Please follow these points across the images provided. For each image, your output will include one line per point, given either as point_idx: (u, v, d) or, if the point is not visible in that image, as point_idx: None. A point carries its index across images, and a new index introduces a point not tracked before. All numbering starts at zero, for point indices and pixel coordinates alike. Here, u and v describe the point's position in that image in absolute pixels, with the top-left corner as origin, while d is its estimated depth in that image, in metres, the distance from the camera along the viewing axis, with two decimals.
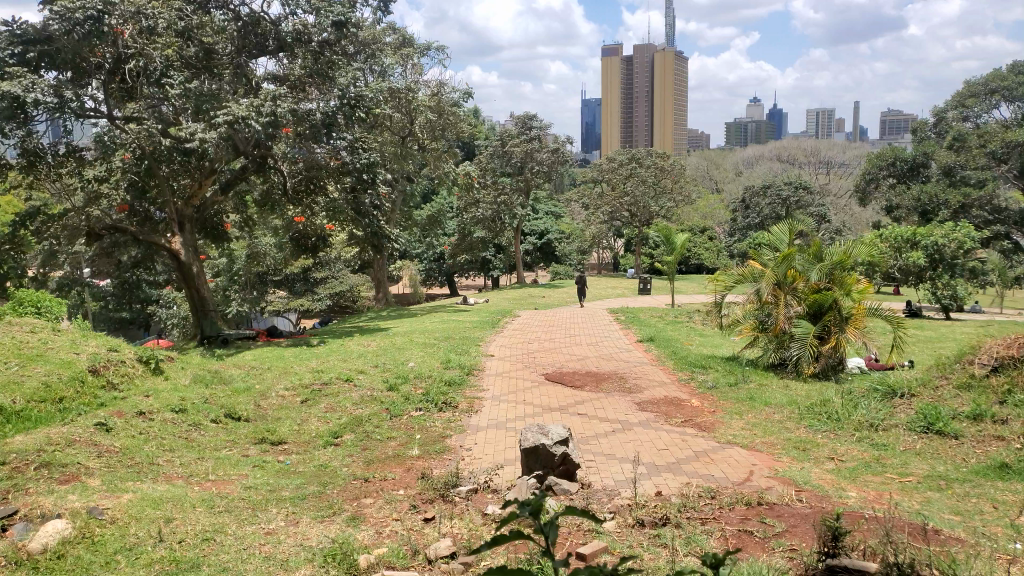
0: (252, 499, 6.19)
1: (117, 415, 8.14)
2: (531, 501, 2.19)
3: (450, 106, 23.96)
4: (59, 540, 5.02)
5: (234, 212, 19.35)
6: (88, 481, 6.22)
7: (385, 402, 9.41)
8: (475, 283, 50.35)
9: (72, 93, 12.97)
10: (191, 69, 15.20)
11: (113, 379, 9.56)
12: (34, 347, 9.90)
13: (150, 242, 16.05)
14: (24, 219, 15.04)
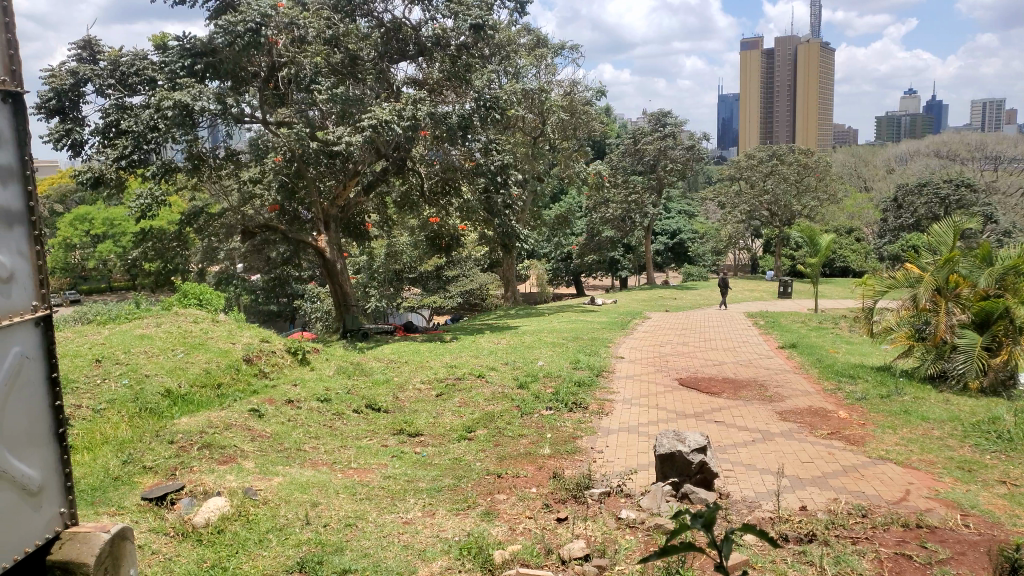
0: (392, 488, 6.42)
1: (269, 402, 8.71)
2: (703, 514, 2.41)
3: (583, 106, 24.05)
4: (219, 516, 5.41)
5: (375, 213, 20.18)
6: (243, 463, 6.67)
7: (516, 399, 9.52)
8: (603, 283, 50.11)
9: (233, 102, 13.94)
10: (337, 74, 15.80)
11: (264, 368, 10.24)
12: (197, 336, 10.76)
13: (299, 240, 17.12)
14: (189, 219, 16.47)
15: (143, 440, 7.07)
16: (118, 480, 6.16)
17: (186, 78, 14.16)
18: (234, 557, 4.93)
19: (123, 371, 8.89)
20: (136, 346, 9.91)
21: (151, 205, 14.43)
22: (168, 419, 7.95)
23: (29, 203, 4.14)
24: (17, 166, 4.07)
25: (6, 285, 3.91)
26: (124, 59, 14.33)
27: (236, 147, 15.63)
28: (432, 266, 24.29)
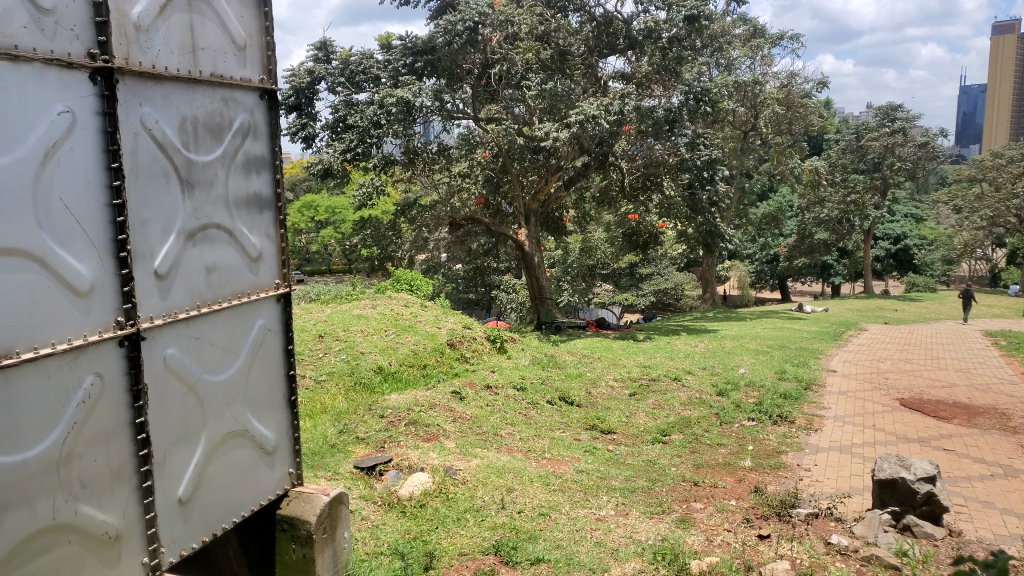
0: (585, 483, 6.45)
1: (469, 386, 9.09)
2: (996, 566, 2.09)
3: (800, 98, 22.74)
4: (422, 491, 5.72)
5: (573, 208, 20.54)
6: (445, 443, 7.01)
7: (715, 407, 9.19)
8: (811, 289, 47.07)
9: (449, 98, 14.63)
10: (547, 70, 16.24)
11: (466, 354, 10.70)
12: (407, 319, 11.46)
13: (500, 233, 17.95)
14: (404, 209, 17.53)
15: (358, 412, 7.66)
16: (335, 447, 6.72)
17: (408, 75, 15.10)
18: (434, 532, 5.22)
19: (342, 348, 9.67)
20: (355, 325, 10.75)
21: (372, 193, 15.52)
22: (378, 394, 8.55)
23: (278, 190, 4.60)
24: (269, 156, 4.53)
25: (255, 264, 4.45)
26: (353, 59, 15.59)
27: (448, 142, 16.09)
28: (627, 263, 24.12)
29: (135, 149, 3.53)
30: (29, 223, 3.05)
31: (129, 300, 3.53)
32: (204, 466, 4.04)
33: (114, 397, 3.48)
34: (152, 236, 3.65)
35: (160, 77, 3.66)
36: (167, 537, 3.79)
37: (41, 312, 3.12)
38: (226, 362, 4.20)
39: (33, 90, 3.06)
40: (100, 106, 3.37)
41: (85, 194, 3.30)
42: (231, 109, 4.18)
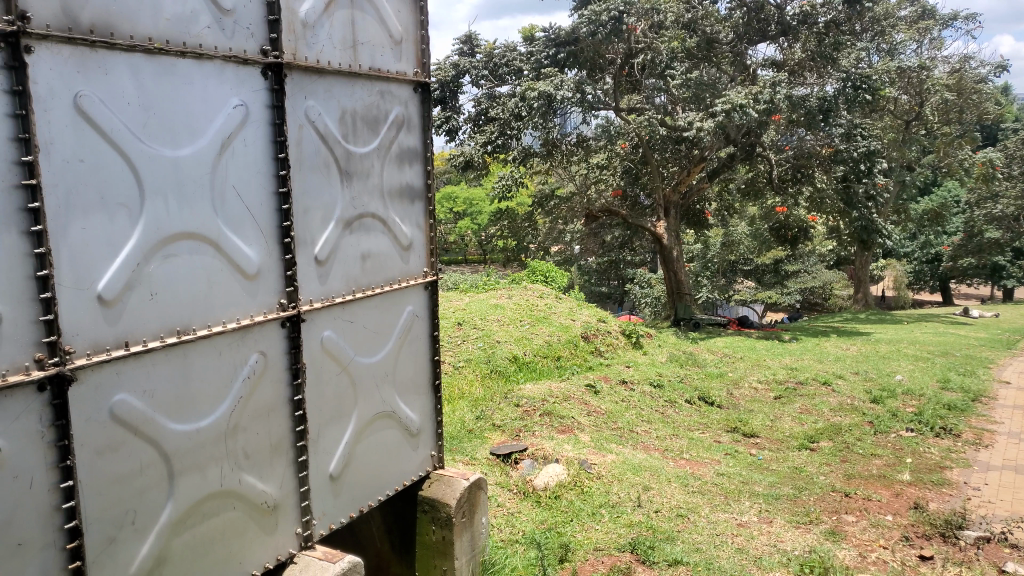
0: (726, 486, 6.24)
1: (604, 380, 9.05)
2: None
3: (974, 84, 20.87)
4: (557, 483, 5.83)
5: (715, 200, 19.96)
6: (580, 435, 7.00)
7: (868, 414, 8.65)
8: (979, 292, 43.31)
9: (590, 89, 14.69)
10: (693, 59, 15.79)
11: (600, 347, 10.64)
12: (542, 310, 11.52)
13: (638, 225, 17.76)
14: (541, 201, 17.67)
15: (494, 399, 7.81)
16: (472, 432, 6.87)
17: (550, 67, 15.12)
18: (568, 524, 5.32)
19: (479, 336, 9.86)
20: (491, 314, 10.94)
21: (512, 186, 15.69)
22: (513, 382, 8.67)
23: (428, 180, 4.71)
24: (421, 148, 4.64)
25: (405, 253, 4.58)
26: (496, 52, 15.75)
27: (587, 134, 15.93)
28: (771, 259, 23.15)
29: (299, 140, 3.71)
30: (206, 210, 3.30)
31: (291, 284, 3.73)
32: (354, 444, 4.21)
33: (275, 374, 3.70)
34: (314, 224, 3.84)
35: (324, 71, 3.84)
36: (319, 511, 4.00)
37: (214, 293, 3.37)
38: (376, 346, 4.36)
39: (214, 85, 3.30)
40: (270, 99, 3.57)
41: (255, 183, 3.52)
42: (387, 102, 4.32)
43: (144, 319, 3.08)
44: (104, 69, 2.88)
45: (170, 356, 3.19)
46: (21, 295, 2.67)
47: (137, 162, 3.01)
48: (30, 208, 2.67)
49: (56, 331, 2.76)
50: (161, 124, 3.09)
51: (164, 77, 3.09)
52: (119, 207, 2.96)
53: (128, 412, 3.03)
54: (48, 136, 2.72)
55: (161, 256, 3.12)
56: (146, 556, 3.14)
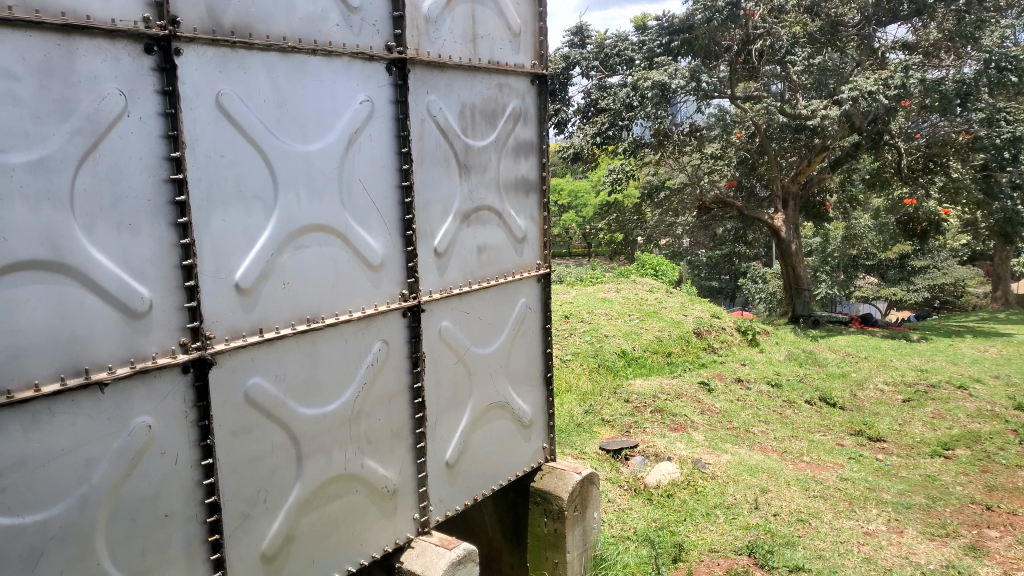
0: (850, 492, 5.95)
1: (718, 378, 8.86)
2: None
3: None
4: (670, 481, 5.78)
5: (836, 191, 19.13)
6: (693, 434, 6.88)
7: (1010, 422, 8.03)
8: None
9: (706, 78, 14.25)
10: (816, 43, 15.19)
11: (714, 344, 10.37)
12: (652, 305, 11.34)
13: (754, 218, 17.22)
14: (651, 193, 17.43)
15: (603, 394, 7.79)
16: (581, 427, 6.89)
17: (663, 56, 14.88)
18: (681, 524, 5.26)
19: (587, 330, 9.82)
20: (599, 308, 10.87)
21: (622, 178, 15.56)
22: (622, 377, 8.58)
23: (543, 173, 4.70)
24: (537, 140, 4.64)
25: (520, 246, 4.59)
26: (608, 43, 15.63)
27: (700, 124, 15.60)
28: (896, 254, 21.92)
29: (421, 135, 3.79)
30: (334, 203, 3.42)
31: (411, 275, 3.82)
32: (469, 433, 4.27)
33: (396, 362, 3.80)
34: (434, 216, 3.91)
35: (445, 65, 3.89)
36: (435, 498, 4.08)
37: (341, 284, 3.49)
38: (491, 337, 4.40)
39: (342, 82, 3.41)
40: (394, 94, 3.65)
41: (379, 176, 3.61)
42: (505, 95, 4.34)
43: (277, 307, 3.23)
44: (243, 69, 3.03)
45: (301, 344, 3.33)
46: (168, 283, 2.85)
47: (272, 157, 3.15)
48: (177, 202, 2.84)
49: (198, 317, 2.93)
50: (293, 120, 3.22)
51: (297, 75, 3.21)
52: (256, 199, 3.11)
53: (262, 395, 3.19)
54: (194, 133, 2.88)
55: (293, 247, 3.26)
56: (277, 533, 3.30)
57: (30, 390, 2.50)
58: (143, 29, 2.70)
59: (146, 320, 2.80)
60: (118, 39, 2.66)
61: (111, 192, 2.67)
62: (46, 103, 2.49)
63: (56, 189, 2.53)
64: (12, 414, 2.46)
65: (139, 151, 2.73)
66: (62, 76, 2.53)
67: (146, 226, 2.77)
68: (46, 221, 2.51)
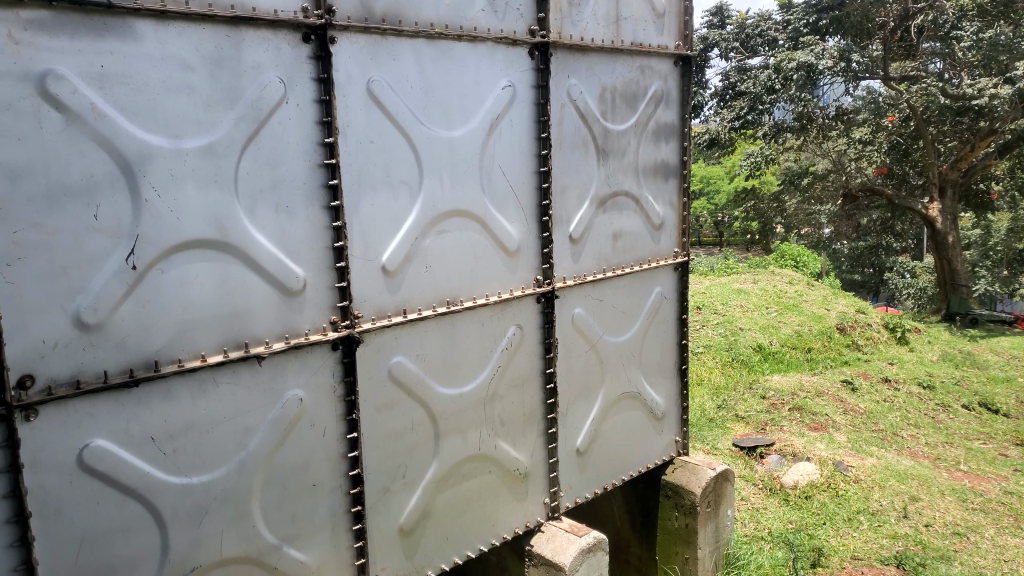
0: (1016, 507, 5.46)
1: (864, 377, 8.37)
2: None
3: None
4: (809, 482, 5.54)
5: (1003, 178, 17.52)
6: (835, 435, 6.54)
7: None
8: None
9: (858, 57, 13.45)
10: (986, 17, 13.60)
11: (858, 341, 9.79)
12: (791, 297, 10.85)
13: (906, 207, 16.08)
14: (792, 178, 17.04)
15: (737, 389, 7.59)
16: (713, 422, 6.79)
17: (810, 36, 14.20)
18: (821, 528, 5.03)
19: (720, 322, 9.56)
20: (734, 299, 10.55)
21: (761, 162, 15.36)
22: (758, 372, 8.27)
23: (684, 157, 4.56)
24: (678, 124, 4.50)
25: (657, 232, 4.47)
26: (749, 22, 15.47)
27: (848, 106, 14.65)
28: None
29: (561, 119, 3.76)
30: (475, 188, 3.46)
31: (547, 261, 3.81)
32: (600, 422, 4.23)
33: (531, 347, 3.81)
34: (571, 201, 3.87)
35: (588, 48, 3.84)
36: (565, 484, 4.07)
37: (480, 267, 3.53)
38: (625, 325, 4.32)
39: (485, 68, 3.44)
40: (536, 79, 3.65)
41: (519, 162, 3.63)
42: (647, 77, 4.24)
43: (419, 289, 3.32)
44: (392, 56, 3.11)
45: (440, 325, 3.41)
46: (321, 263, 2.99)
47: (417, 143, 3.22)
48: (329, 185, 2.96)
49: (348, 296, 3.06)
50: (438, 106, 3.28)
51: (442, 61, 3.28)
52: (402, 184, 3.20)
53: (403, 372, 3.29)
54: (346, 120, 2.99)
55: (435, 232, 3.33)
56: (414, 508, 3.40)
57: (198, 360, 2.69)
58: (301, 19, 2.82)
59: (300, 298, 2.94)
60: (280, 29, 2.79)
61: (271, 176, 2.82)
62: (216, 91, 2.66)
63: (223, 173, 2.69)
64: (182, 381, 2.66)
65: (296, 137, 2.87)
66: (230, 66, 2.68)
67: (302, 209, 2.90)
68: (215, 201, 2.68)
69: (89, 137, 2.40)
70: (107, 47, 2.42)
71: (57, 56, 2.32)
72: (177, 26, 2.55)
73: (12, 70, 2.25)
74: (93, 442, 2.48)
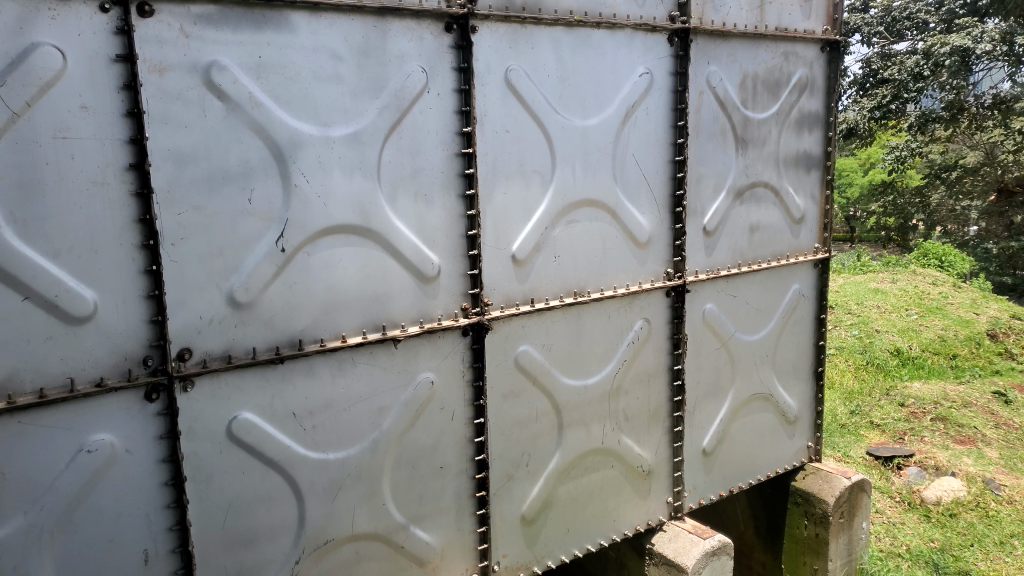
0: None
1: (1019, 389, 7.66)
2: None
3: None
4: (954, 499, 5.18)
5: None
6: (985, 450, 6.04)
7: None
8: None
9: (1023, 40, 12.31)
10: None
11: (1012, 349, 9.00)
12: (934, 299, 10.14)
13: None
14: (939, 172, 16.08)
15: (872, 395, 7.19)
16: (845, 428, 6.49)
17: (966, 18, 13.27)
18: (967, 549, 4.67)
19: (854, 324, 9.13)
20: (870, 300, 10.02)
21: (907, 156, 14.52)
22: (896, 378, 7.74)
23: (828, 147, 4.33)
24: (823, 113, 4.27)
25: (797, 227, 4.25)
26: (896, 5, 14.32)
27: (1007, 93, 13.73)
28: None
29: (699, 107, 3.64)
30: (608, 177, 3.40)
31: (678, 254, 3.70)
32: (728, 422, 4.08)
33: (658, 341, 3.72)
34: (706, 192, 3.74)
35: (729, 34, 3.70)
36: (690, 484, 3.97)
37: (609, 258, 3.48)
38: (759, 323, 4.14)
39: (623, 55, 3.38)
40: (674, 66, 3.56)
41: (653, 151, 3.54)
42: (792, 64, 4.04)
43: (548, 279, 3.30)
44: (531, 44, 3.10)
45: (567, 316, 3.38)
46: (454, 250, 3.03)
47: (552, 132, 3.20)
48: (465, 174, 2.99)
49: (479, 284, 3.08)
50: (574, 95, 3.25)
51: (581, 49, 3.25)
52: (535, 173, 3.19)
53: (530, 362, 3.29)
54: (484, 109, 3.00)
55: (566, 221, 3.31)
56: (537, 497, 3.41)
57: (338, 340, 2.79)
58: (444, 9, 2.86)
59: (434, 284, 2.99)
60: (424, 19, 2.84)
61: (412, 165, 2.87)
62: (362, 81, 2.73)
63: (367, 160, 2.76)
64: (323, 360, 2.76)
65: (436, 125, 2.91)
66: (377, 56, 2.75)
67: (439, 197, 2.95)
68: (359, 188, 2.76)
69: (246, 125, 2.51)
70: (265, 39, 2.53)
71: (220, 48, 2.45)
72: (329, 17, 2.64)
73: (181, 62, 2.39)
74: (241, 414, 2.61)
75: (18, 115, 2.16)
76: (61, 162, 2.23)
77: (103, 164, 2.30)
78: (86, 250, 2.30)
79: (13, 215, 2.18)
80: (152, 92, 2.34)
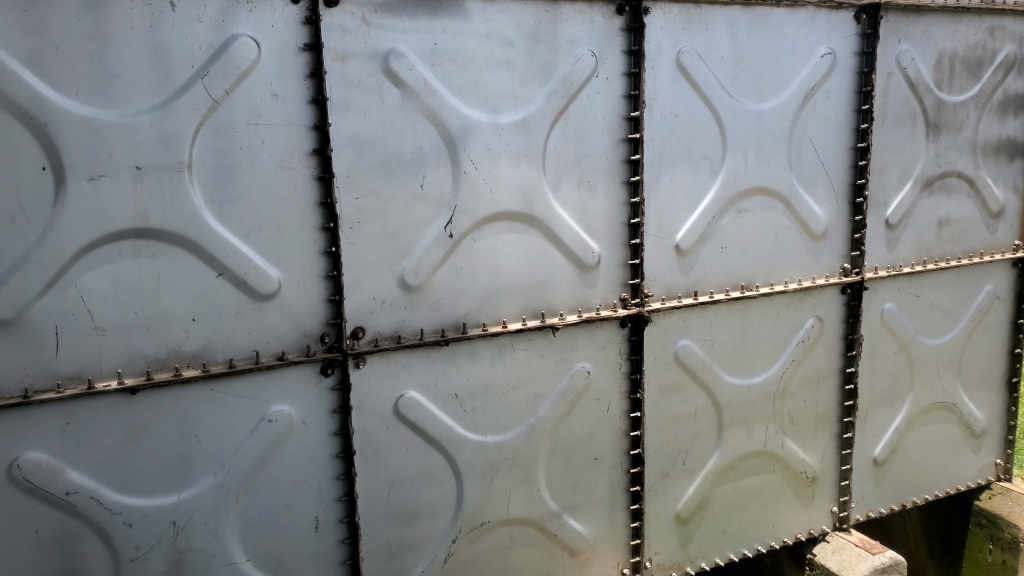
0: None
1: None
2: None
3: None
4: None
5: None
6: None
7: None
8: None
9: None
10: None
11: None
12: None
13: None
14: None
15: None
16: None
17: None
18: None
19: None
20: None
21: None
22: None
23: None
24: None
25: (994, 221, 3.84)
26: None
27: None
28: None
29: (887, 89, 3.36)
30: (782, 164, 3.21)
31: (856, 248, 3.44)
32: (904, 432, 3.77)
33: (830, 342, 3.49)
34: (890, 181, 3.45)
35: (925, 9, 3.39)
36: (858, 494, 3.70)
37: (780, 251, 3.29)
38: (945, 326, 3.78)
39: (804, 34, 3.17)
40: (860, 45, 3.30)
41: (832, 137, 3.30)
42: (997, 40, 3.64)
43: (714, 271, 3.17)
44: (706, 26, 2.97)
45: (732, 312, 3.23)
46: (617, 239, 2.96)
47: (724, 116, 3.06)
48: (631, 160, 2.92)
49: (639, 274, 3.00)
50: (749, 77, 3.09)
51: (758, 29, 3.08)
52: (704, 159, 3.06)
53: (691, 357, 3.17)
54: (653, 93, 2.91)
55: (735, 210, 3.15)
56: (693, 497, 3.30)
57: (499, 325, 2.80)
58: None
59: (595, 273, 2.94)
60: (596, 2, 2.79)
61: (577, 151, 2.83)
62: (532, 66, 2.71)
63: (534, 146, 2.75)
64: (484, 344, 2.79)
65: (604, 111, 2.85)
66: (548, 41, 2.73)
67: (602, 184, 2.89)
68: (524, 175, 2.75)
69: (421, 112, 2.56)
70: (441, 25, 2.56)
71: (399, 36, 2.51)
72: (502, 2, 2.64)
73: (363, 50, 2.47)
74: (407, 393, 2.68)
75: (218, 102, 2.31)
76: (253, 147, 2.37)
77: (289, 150, 2.41)
78: (273, 232, 2.43)
79: (211, 197, 2.34)
80: (336, 80, 2.43)
